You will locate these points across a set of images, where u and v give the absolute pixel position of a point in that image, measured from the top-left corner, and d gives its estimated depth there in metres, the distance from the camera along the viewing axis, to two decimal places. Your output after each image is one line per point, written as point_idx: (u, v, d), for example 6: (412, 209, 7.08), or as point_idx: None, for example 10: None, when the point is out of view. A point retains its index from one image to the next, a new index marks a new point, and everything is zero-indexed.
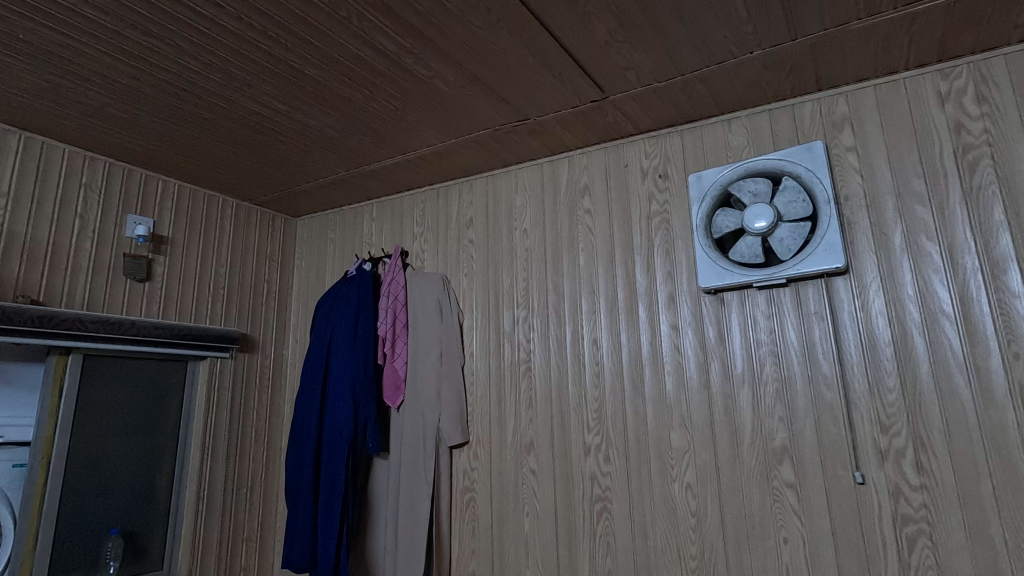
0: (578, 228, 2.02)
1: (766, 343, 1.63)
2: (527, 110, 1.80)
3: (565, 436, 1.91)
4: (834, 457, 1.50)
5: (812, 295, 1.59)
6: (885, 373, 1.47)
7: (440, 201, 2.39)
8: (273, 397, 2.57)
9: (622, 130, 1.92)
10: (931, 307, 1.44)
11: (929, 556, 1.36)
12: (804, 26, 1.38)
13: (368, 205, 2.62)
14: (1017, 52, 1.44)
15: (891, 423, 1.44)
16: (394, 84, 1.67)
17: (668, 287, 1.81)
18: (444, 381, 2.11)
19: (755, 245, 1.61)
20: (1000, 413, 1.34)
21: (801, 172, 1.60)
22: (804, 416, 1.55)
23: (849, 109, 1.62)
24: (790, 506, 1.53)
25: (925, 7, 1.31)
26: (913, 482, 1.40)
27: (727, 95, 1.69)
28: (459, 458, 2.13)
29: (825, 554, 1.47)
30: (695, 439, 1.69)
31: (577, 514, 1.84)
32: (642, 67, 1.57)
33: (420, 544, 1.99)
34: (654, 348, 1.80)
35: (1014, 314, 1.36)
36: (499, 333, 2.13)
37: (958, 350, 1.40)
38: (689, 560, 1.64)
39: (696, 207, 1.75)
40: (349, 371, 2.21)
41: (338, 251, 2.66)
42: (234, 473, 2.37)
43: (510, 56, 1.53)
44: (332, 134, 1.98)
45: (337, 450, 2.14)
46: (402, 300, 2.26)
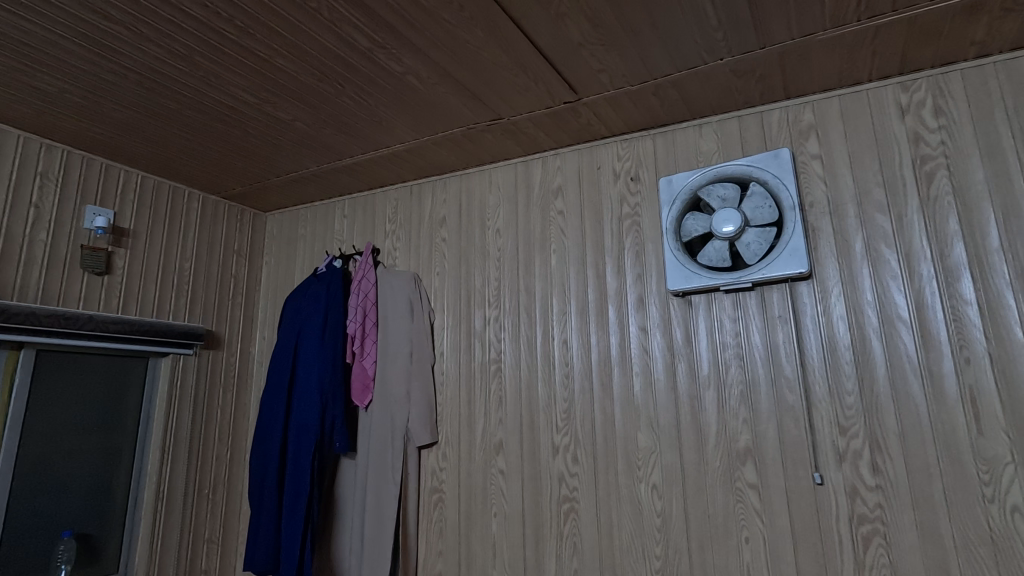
0: (550, 229, 2.02)
1: (732, 346, 1.65)
2: (500, 109, 1.80)
3: (534, 436, 1.91)
4: (795, 459, 1.53)
5: (776, 299, 1.62)
6: (844, 375, 1.51)
7: (413, 198, 2.37)
8: (238, 395, 2.51)
9: (596, 132, 1.93)
10: (889, 312, 1.48)
11: (883, 554, 1.40)
12: (772, 34, 1.41)
13: (340, 201, 2.58)
14: (973, 67, 1.50)
15: (849, 425, 1.48)
16: (366, 79, 1.65)
17: (638, 289, 1.83)
18: (414, 380, 2.09)
19: (722, 248, 1.64)
20: (951, 416, 1.39)
21: (768, 179, 1.63)
22: (766, 418, 1.58)
23: (815, 118, 1.66)
24: (752, 506, 1.56)
25: (887, 20, 1.35)
26: (869, 482, 1.44)
27: (698, 100, 1.72)
28: (427, 458, 2.11)
29: (785, 554, 1.50)
30: (661, 440, 1.71)
31: (544, 514, 1.84)
32: (614, 70, 1.57)
33: (387, 544, 1.97)
34: (623, 349, 1.82)
35: (966, 320, 1.41)
36: (470, 333, 2.12)
37: (913, 354, 1.44)
38: (653, 560, 1.66)
39: (666, 211, 1.77)
40: (317, 369, 2.17)
41: (308, 247, 2.62)
42: (197, 473, 2.31)
43: (484, 54, 1.52)
44: (303, 128, 1.94)
45: (303, 449, 2.10)
46: (372, 298, 2.23)
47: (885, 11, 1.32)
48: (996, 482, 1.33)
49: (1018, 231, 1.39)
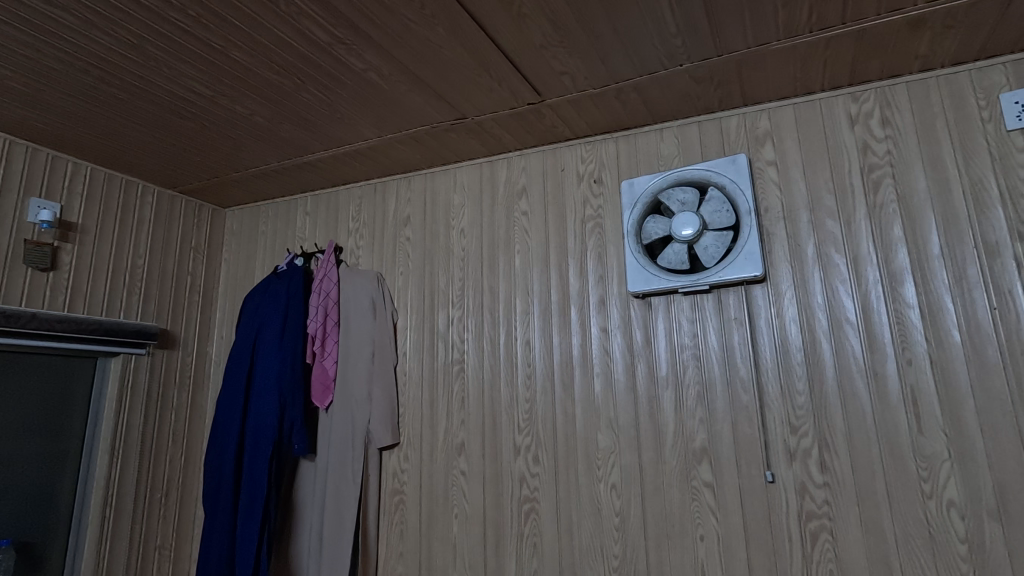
0: (514, 229, 2.02)
1: (689, 347, 1.68)
2: (464, 108, 1.79)
3: (496, 437, 1.91)
4: (748, 458, 1.56)
5: (732, 302, 1.65)
6: (795, 376, 1.55)
7: (378, 197, 2.34)
8: (194, 396, 2.43)
9: (560, 134, 1.94)
10: (837, 315, 1.53)
11: (830, 549, 1.45)
12: (728, 43, 1.44)
13: (303, 198, 2.53)
14: (917, 80, 1.56)
15: (800, 424, 1.52)
16: (326, 74, 1.62)
17: (600, 290, 1.84)
18: (376, 381, 2.07)
19: (681, 251, 1.67)
20: (893, 415, 1.44)
21: (726, 183, 1.66)
22: (722, 418, 1.61)
23: (771, 125, 1.70)
24: (707, 504, 1.59)
25: (837, 32, 1.39)
26: (817, 480, 1.48)
27: (660, 105, 1.74)
28: (388, 460, 2.08)
29: (737, 551, 1.53)
30: (620, 440, 1.73)
31: (505, 515, 1.85)
32: (576, 73, 1.58)
33: (346, 546, 1.94)
34: (584, 350, 1.83)
35: (908, 323, 1.46)
36: (433, 333, 2.10)
37: (860, 356, 1.49)
38: (612, 559, 1.67)
39: (628, 213, 1.79)
40: (275, 370, 2.12)
41: (269, 245, 2.56)
42: (148, 477, 2.22)
43: (446, 53, 1.51)
44: (261, 122, 1.89)
45: (260, 452, 2.05)
46: (334, 297, 2.19)
47: (835, 24, 1.37)
48: (934, 478, 1.38)
49: (956, 238, 1.46)
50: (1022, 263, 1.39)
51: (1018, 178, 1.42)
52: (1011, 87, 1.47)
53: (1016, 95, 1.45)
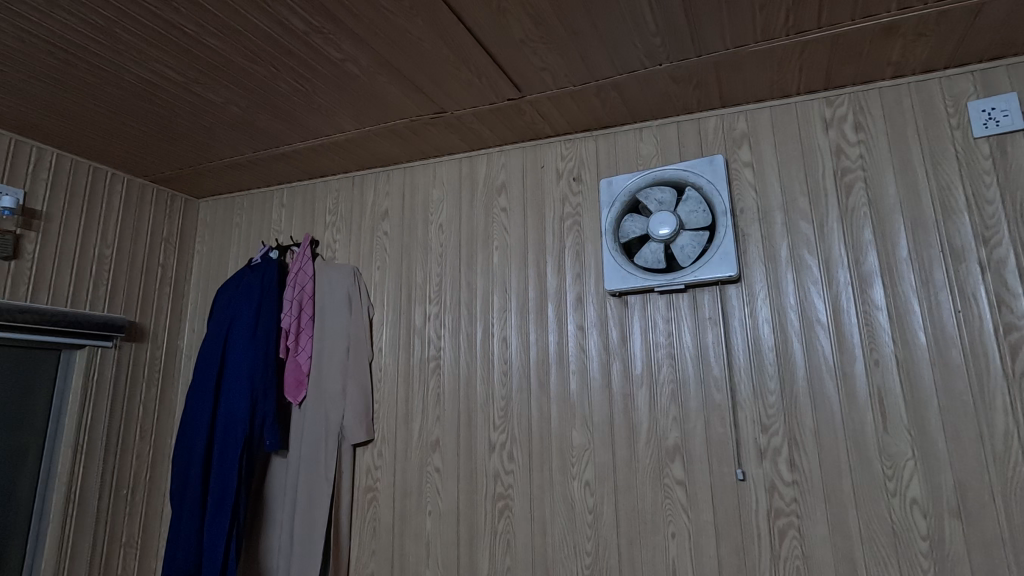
0: (493, 226, 2.01)
1: (664, 345, 1.70)
2: (444, 102, 1.77)
3: (471, 434, 1.90)
4: (720, 456, 1.58)
5: (707, 301, 1.67)
6: (767, 376, 1.57)
7: (355, 190, 2.31)
8: (162, 391, 2.37)
9: (540, 131, 1.93)
10: (809, 316, 1.56)
11: (797, 546, 1.47)
12: (707, 44, 1.45)
13: (278, 189, 2.48)
14: (890, 86, 1.59)
15: (770, 423, 1.54)
16: (303, 64, 1.59)
17: (577, 288, 1.84)
18: (350, 377, 2.04)
19: (658, 250, 1.68)
20: (861, 415, 1.47)
21: (703, 184, 1.68)
22: (694, 416, 1.63)
23: (747, 127, 1.72)
24: (679, 502, 1.60)
25: (813, 37, 1.41)
26: (786, 478, 1.51)
27: (639, 104, 1.75)
28: (362, 457, 2.06)
29: (707, 548, 1.55)
30: (595, 438, 1.73)
31: (478, 512, 1.84)
32: (556, 69, 1.58)
33: (318, 544, 1.92)
34: (561, 348, 1.83)
35: (876, 325, 1.49)
36: (409, 329, 2.08)
37: (830, 356, 1.52)
38: (584, 556, 1.68)
39: (606, 212, 1.79)
40: (247, 364, 2.08)
41: (244, 237, 2.51)
42: (114, 473, 2.16)
43: (425, 45, 1.49)
44: (236, 111, 1.85)
45: (230, 448, 2.01)
46: (309, 292, 2.16)
47: (811, 28, 1.38)
48: (898, 477, 1.41)
49: (924, 242, 1.49)
50: (985, 268, 1.43)
51: (984, 185, 1.46)
52: (978, 95, 1.50)
53: (984, 103, 1.48)
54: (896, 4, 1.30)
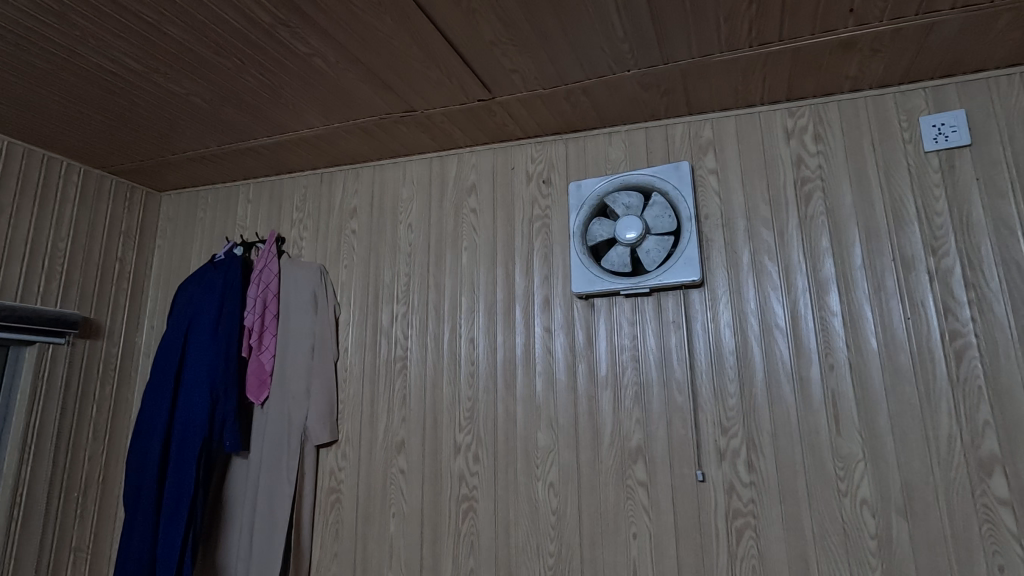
0: (462, 226, 2.01)
1: (628, 348, 1.72)
2: (414, 101, 1.76)
3: (436, 435, 1.89)
4: (682, 458, 1.60)
5: (671, 304, 1.70)
6: (727, 378, 1.60)
7: (324, 187, 2.27)
8: (118, 389, 2.30)
9: (510, 133, 1.94)
10: (768, 320, 1.59)
11: (753, 546, 1.50)
12: (673, 52, 1.47)
13: (244, 184, 2.43)
14: (848, 99, 1.64)
15: (730, 425, 1.57)
16: (269, 57, 1.56)
17: (545, 290, 1.85)
18: (315, 377, 2.01)
19: (625, 254, 1.70)
20: (816, 418, 1.51)
21: (669, 189, 1.70)
22: (657, 418, 1.65)
23: (713, 135, 1.75)
24: (641, 502, 1.62)
25: (775, 49, 1.45)
26: (744, 479, 1.54)
27: (608, 109, 1.77)
28: (325, 458, 2.02)
29: (668, 548, 1.57)
30: (559, 439, 1.74)
31: (442, 514, 1.83)
32: (526, 71, 1.58)
33: (278, 547, 1.88)
34: (528, 350, 1.83)
35: (832, 330, 1.54)
36: (376, 329, 2.06)
37: (787, 360, 1.56)
38: (547, 557, 1.68)
39: (574, 215, 1.80)
40: (207, 363, 2.03)
41: (207, 232, 2.45)
42: (64, 474, 2.08)
43: (394, 43, 1.48)
44: (198, 103, 1.80)
45: (188, 449, 1.95)
46: (273, 290, 2.12)
47: (773, 40, 1.42)
48: (849, 477, 1.46)
49: (876, 251, 1.54)
50: (933, 276, 1.48)
51: (933, 197, 1.52)
52: (929, 111, 1.56)
53: (934, 119, 1.54)
54: (854, 20, 1.34)
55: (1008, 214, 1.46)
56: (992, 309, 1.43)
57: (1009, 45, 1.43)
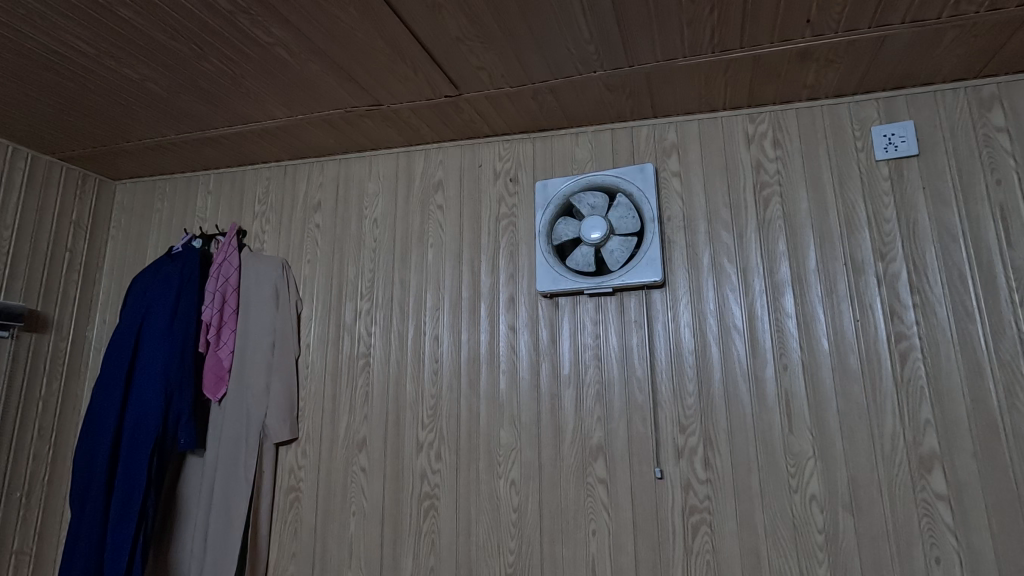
0: (428, 223, 1.99)
1: (591, 347, 1.73)
2: (380, 95, 1.74)
3: (399, 433, 1.87)
4: (641, 455, 1.63)
5: (634, 304, 1.72)
6: (686, 377, 1.63)
7: (287, 179, 2.22)
8: (66, 385, 2.21)
9: (478, 129, 1.93)
10: (726, 321, 1.63)
11: (708, 542, 1.53)
12: (638, 55, 1.49)
13: (205, 175, 2.36)
14: (805, 107, 1.69)
15: (688, 424, 1.61)
16: (229, 45, 1.51)
17: (510, 288, 1.85)
18: (275, 373, 1.97)
19: (589, 254, 1.71)
20: (769, 416, 1.55)
21: (633, 191, 1.73)
22: (617, 416, 1.67)
23: (677, 138, 1.78)
24: (600, 499, 1.64)
25: (736, 56, 1.48)
26: (700, 476, 1.57)
27: (575, 109, 1.78)
28: (285, 456, 1.98)
29: (626, 545, 1.59)
30: (522, 436, 1.75)
31: (404, 512, 1.81)
32: (493, 69, 1.58)
33: (233, 547, 1.84)
34: (491, 348, 1.83)
35: (786, 331, 1.58)
36: (339, 325, 2.03)
37: (743, 360, 1.60)
38: (507, 555, 1.69)
39: (540, 214, 1.81)
40: (161, 358, 1.96)
41: (165, 223, 2.37)
42: (5, 473, 1.98)
43: (359, 35, 1.46)
44: (154, 90, 1.74)
45: (139, 447, 1.89)
46: (233, 284, 2.06)
47: (734, 47, 1.45)
48: (800, 474, 1.50)
49: (829, 255, 1.59)
50: (881, 281, 1.54)
51: (883, 204, 1.58)
52: (881, 121, 1.62)
53: (885, 129, 1.60)
54: (810, 31, 1.38)
55: (952, 222, 1.52)
56: (935, 312, 1.49)
57: (954, 60, 1.49)
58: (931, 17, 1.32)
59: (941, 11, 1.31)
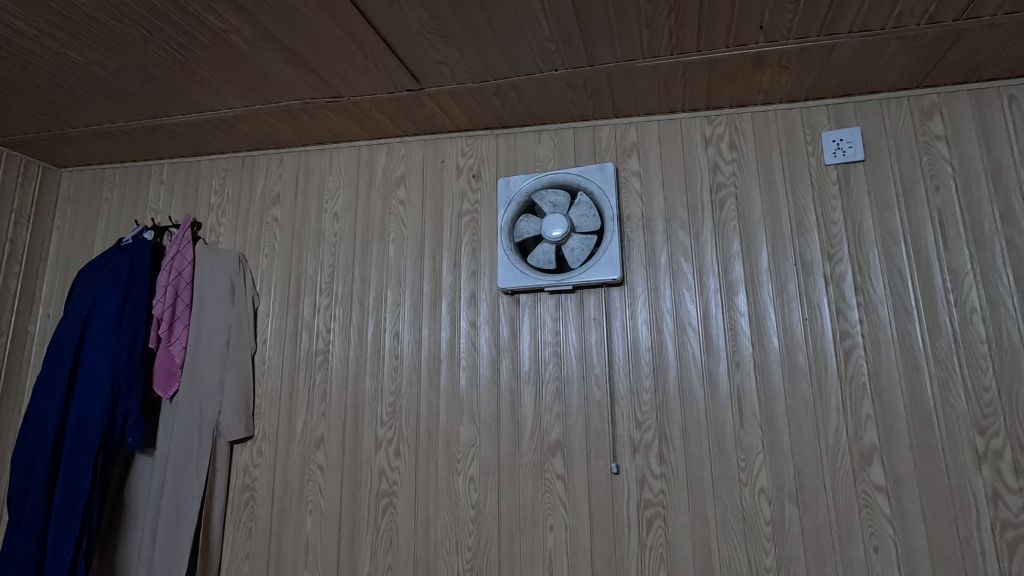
0: (389, 218, 1.97)
1: (551, 344, 1.74)
2: (340, 87, 1.71)
3: (357, 429, 1.85)
4: (598, 451, 1.65)
5: (593, 301, 1.74)
6: (643, 374, 1.66)
7: (245, 171, 2.17)
8: (4, 383, 2.10)
9: (440, 124, 1.92)
10: (682, 319, 1.66)
11: (661, 535, 1.57)
12: (598, 55, 1.50)
13: (158, 164, 2.28)
14: (760, 111, 1.73)
15: (644, 420, 1.63)
16: (180, 30, 1.46)
17: (471, 285, 1.85)
18: (229, 369, 1.92)
19: (550, 251, 1.72)
20: (721, 412, 1.59)
21: (594, 189, 1.74)
22: (576, 413, 1.69)
23: (637, 138, 1.81)
24: (558, 495, 1.66)
25: (694, 59, 1.50)
26: (655, 471, 1.60)
27: (538, 107, 1.78)
28: (239, 454, 1.94)
29: (582, 539, 1.62)
30: (481, 434, 1.75)
31: (362, 510, 1.79)
32: (454, 64, 1.57)
33: (184, 547, 1.79)
34: (452, 344, 1.83)
35: (738, 330, 1.62)
36: (297, 321, 1.99)
37: (698, 358, 1.63)
38: (465, 551, 1.69)
39: (503, 211, 1.81)
40: (108, 354, 1.89)
41: (114, 213, 2.28)
42: None
43: (317, 25, 1.43)
44: (101, 74, 1.67)
45: (83, 445, 1.81)
46: (186, 277, 2.00)
47: (691, 50, 1.47)
48: (750, 468, 1.55)
49: (781, 256, 1.64)
50: (829, 281, 1.60)
51: (831, 207, 1.63)
52: (831, 127, 1.68)
53: (834, 134, 1.66)
54: (763, 37, 1.41)
55: (894, 226, 1.59)
56: (877, 312, 1.55)
57: (898, 70, 1.55)
58: (876, 27, 1.37)
59: (885, 23, 1.36)
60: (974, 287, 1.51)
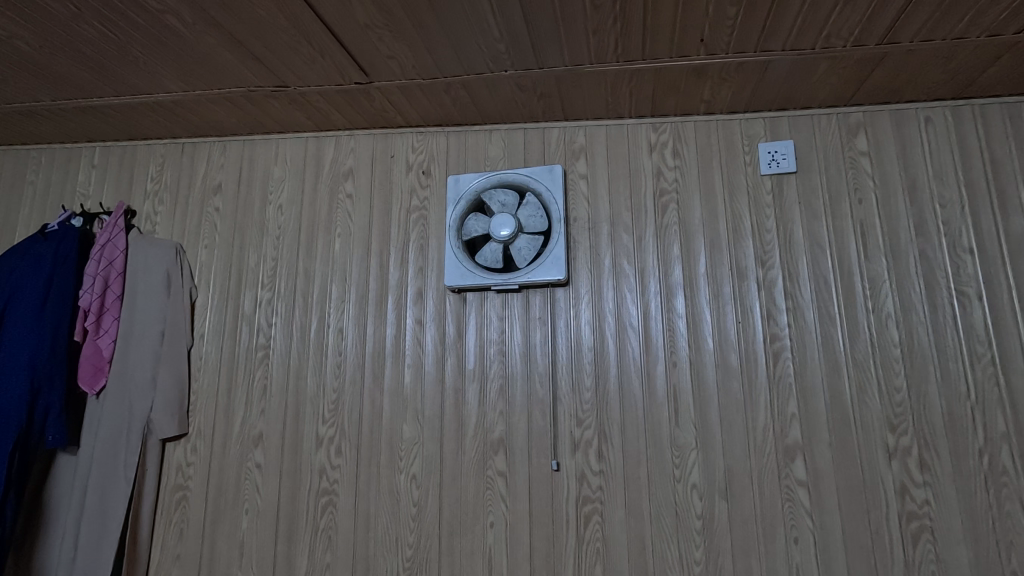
0: (336, 212, 1.94)
1: (496, 343, 1.76)
2: (286, 76, 1.66)
3: (298, 427, 1.81)
4: (540, 448, 1.68)
5: (538, 301, 1.76)
6: (584, 373, 1.70)
7: (185, 158, 2.08)
8: None
9: (390, 119, 1.90)
10: (623, 320, 1.71)
11: (598, 530, 1.61)
12: (547, 58, 1.52)
13: (89, 147, 2.16)
14: (702, 121, 1.79)
15: (584, 418, 1.67)
16: (111, 8, 1.39)
17: (418, 282, 1.84)
18: (162, 364, 1.84)
19: (498, 250, 1.74)
20: (658, 410, 1.64)
21: (542, 190, 1.77)
22: (519, 410, 1.71)
23: (586, 142, 1.84)
24: (499, 492, 1.67)
25: (639, 67, 1.54)
26: (594, 468, 1.64)
27: (488, 106, 1.79)
28: (171, 452, 1.86)
29: (522, 536, 1.64)
30: (424, 431, 1.74)
31: (301, 509, 1.76)
32: (403, 59, 1.55)
33: (109, 549, 1.71)
34: (397, 341, 1.81)
35: (676, 331, 1.68)
36: (236, 315, 1.93)
37: (637, 358, 1.68)
38: (405, 549, 1.69)
39: (451, 209, 1.82)
40: (28, 346, 1.78)
41: (39, 198, 2.15)
42: None
43: (260, 12, 1.39)
44: (24, 49, 1.57)
45: None
46: (117, 268, 1.90)
47: (636, 58, 1.51)
48: (683, 465, 1.61)
49: (717, 261, 1.70)
50: (761, 286, 1.67)
51: (765, 215, 1.71)
52: (767, 139, 1.76)
53: (770, 146, 1.74)
54: (704, 49, 1.47)
55: (821, 235, 1.68)
56: (804, 316, 1.64)
57: (828, 88, 1.64)
58: (807, 46, 1.44)
59: (816, 43, 1.43)
60: (890, 295, 1.62)
